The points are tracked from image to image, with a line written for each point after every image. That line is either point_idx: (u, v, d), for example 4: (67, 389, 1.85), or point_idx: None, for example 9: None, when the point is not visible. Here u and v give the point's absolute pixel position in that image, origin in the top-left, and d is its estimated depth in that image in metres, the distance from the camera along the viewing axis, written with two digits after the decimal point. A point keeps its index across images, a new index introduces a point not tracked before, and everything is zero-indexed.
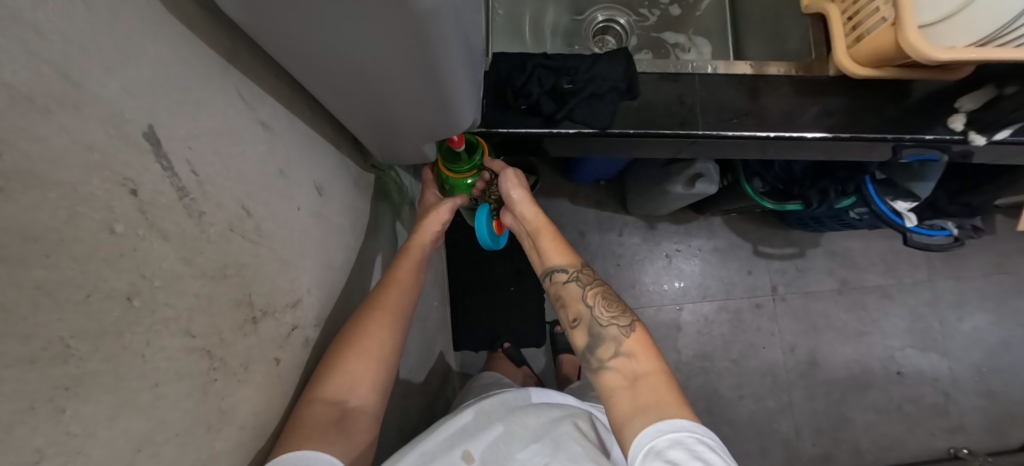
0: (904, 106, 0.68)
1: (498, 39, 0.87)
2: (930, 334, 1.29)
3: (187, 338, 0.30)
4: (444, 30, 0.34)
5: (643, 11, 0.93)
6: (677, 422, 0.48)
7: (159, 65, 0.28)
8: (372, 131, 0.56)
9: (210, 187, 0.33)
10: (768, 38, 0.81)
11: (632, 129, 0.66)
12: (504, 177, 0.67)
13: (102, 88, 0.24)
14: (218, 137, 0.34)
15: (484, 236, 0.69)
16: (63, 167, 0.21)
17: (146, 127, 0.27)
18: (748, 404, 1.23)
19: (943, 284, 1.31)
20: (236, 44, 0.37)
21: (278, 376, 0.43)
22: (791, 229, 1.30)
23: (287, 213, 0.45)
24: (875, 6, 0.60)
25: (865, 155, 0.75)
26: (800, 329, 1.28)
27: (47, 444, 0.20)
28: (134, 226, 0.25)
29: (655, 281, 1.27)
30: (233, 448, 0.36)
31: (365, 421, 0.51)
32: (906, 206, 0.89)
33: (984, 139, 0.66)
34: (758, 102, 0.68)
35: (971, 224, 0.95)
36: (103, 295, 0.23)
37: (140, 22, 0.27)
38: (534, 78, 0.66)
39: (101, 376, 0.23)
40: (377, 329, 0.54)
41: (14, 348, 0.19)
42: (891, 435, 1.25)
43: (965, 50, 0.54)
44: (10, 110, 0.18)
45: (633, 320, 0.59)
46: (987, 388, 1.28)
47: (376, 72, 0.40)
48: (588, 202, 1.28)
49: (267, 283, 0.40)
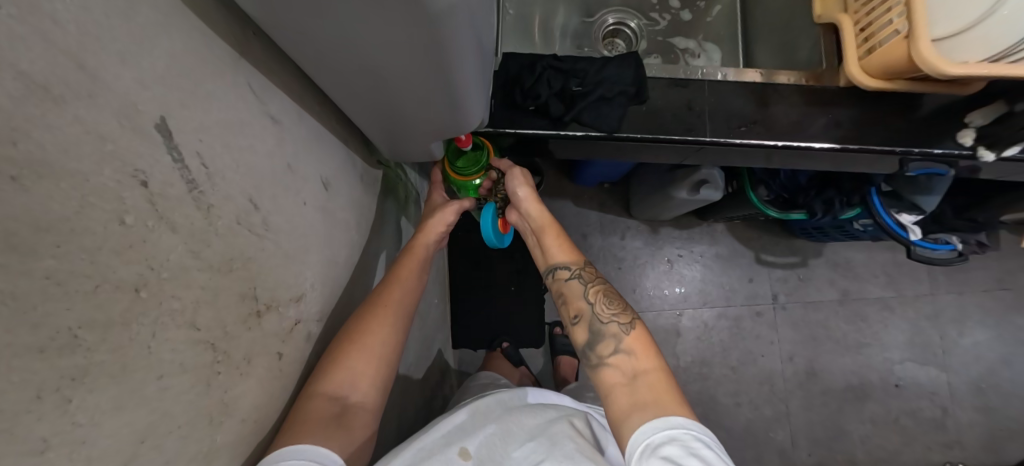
0: (914, 118, 0.68)
1: (509, 38, 0.87)
2: (930, 348, 1.29)
3: (192, 330, 0.30)
4: (458, 30, 0.34)
5: (654, 15, 0.93)
6: (673, 420, 0.48)
7: (172, 56, 0.28)
8: (380, 129, 0.56)
9: (219, 180, 0.33)
10: (776, 46, 0.81)
11: (640, 134, 0.66)
12: (511, 174, 0.69)
13: (117, 80, 0.24)
14: (229, 130, 0.34)
15: (488, 235, 0.70)
16: (75, 157, 0.21)
17: (158, 118, 0.27)
18: (744, 412, 1.23)
19: (943, 298, 1.31)
20: (250, 39, 0.37)
21: (280, 370, 0.43)
22: (793, 237, 1.30)
23: (293, 207, 0.45)
24: (887, 18, 0.59)
25: (873, 167, 0.75)
26: (800, 338, 1.28)
27: (52, 434, 0.20)
28: (144, 218, 0.25)
29: (655, 285, 1.27)
30: (234, 441, 0.36)
31: (365, 415, 0.51)
32: (911, 219, 0.87)
33: (993, 156, 0.65)
34: (768, 110, 0.68)
35: (976, 240, 0.93)
36: (112, 286, 0.23)
37: (156, 14, 0.27)
38: (544, 80, 0.66)
39: (108, 366, 0.23)
40: (379, 324, 0.55)
41: (23, 336, 0.19)
42: (887, 448, 1.25)
43: (977, 65, 0.54)
44: (26, 99, 0.18)
45: (633, 317, 0.59)
46: (985, 403, 1.27)
47: (389, 72, 0.41)
48: (591, 204, 1.28)
49: (269, 278, 0.40)
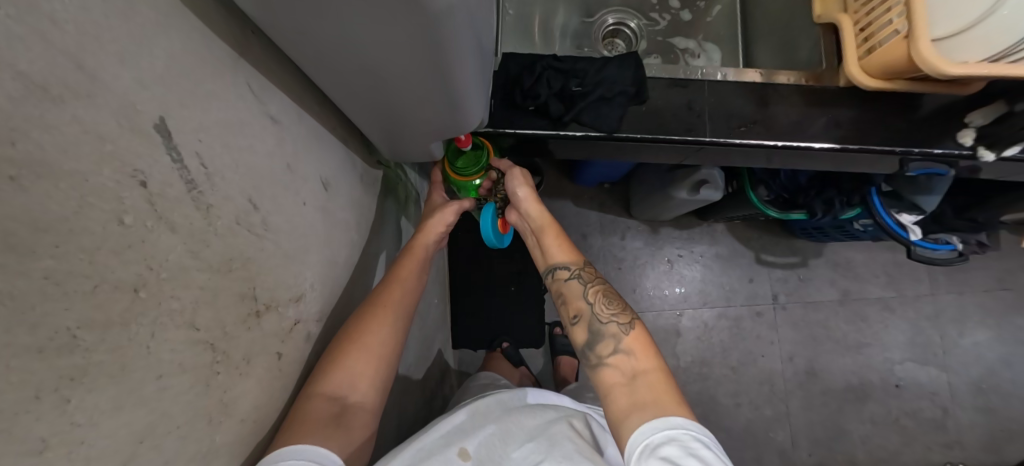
0: (914, 118, 0.68)
1: (509, 38, 0.87)
2: (930, 348, 1.29)
3: (192, 330, 0.30)
4: (458, 30, 0.34)
5: (653, 15, 0.93)
6: (673, 420, 0.47)
7: (171, 55, 0.28)
8: (380, 129, 0.56)
9: (218, 180, 0.33)
10: (776, 46, 0.81)
11: (639, 134, 0.66)
12: (511, 174, 0.69)
13: (116, 80, 0.24)
14: (228, 130, 0.34)
15: (488, 235, 0.70)
16: (74, 157, 0.21)
17: (157, 118, 0.27)
18: (744, 412, 1.23)
19: (944, 298, 1.31)
20: (250, 39, 0.37)
21: (279, 370, 0.43)
22: (794, 238, 1.30)
23: (293, 207, 0.45)
24: (887, 18, 0.59)
25: (873, 167, 0.75)
26: (800, 338, 1.28)
27: (51, 434, 0.20)
28: (143, 218, 0.25)
29: (655, 285, 1.27)
30: (233, 441, 0.36)
31: (364, 415, 0.51)
32: (912, 219, 0.87)
33: (992, 156, 0.65)
34: (768, 110, 0.68)
35: (976, 240, 0.93)
36: (111, 286, 0.23)
37: (155, 14, 0.27)
38: (543, 80, 0.66)
39: (106, 366, 0.23)
40: (379, 324, 0.55)
41: (21, 336, 0.19)
42: (888, 448, 1.25)
43: (977, 65, 0.54)
44: (25, 99, 0.18)
45: (633, 317, 0.59)
46: (986, 404, 1.27)
47: (388, 73, 0.41)
48: (591, 205, 1.28)
49: (269, 278, 0.40)
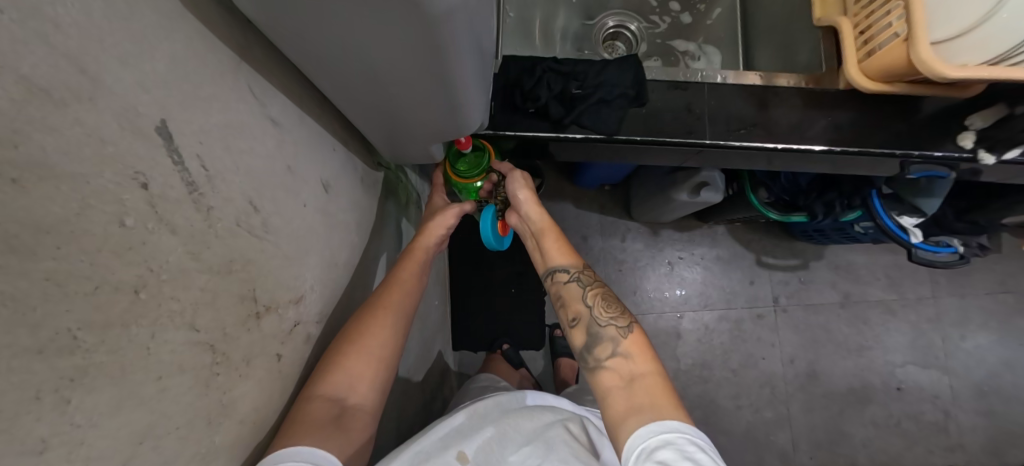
0: (915, 120, 0.68)
1: (509, 41, 0.88)
2: (931, 352, 1.29)
3: (192, 331, 0.30)
4: (458, 32, 0.34)
5: (654, 18, 0.94)
6: (670, 424, 0.48)
7: (174, 58, 0.28)
8: (380, 132, 0.56)
9: (219, 181, 0.33)
10: (776, 48, 0.81)
11: (639, 137, 0.66)
12: (512, 178, 0.69)
13: (117, 82, 0.24)
14: (229, 132, 0.34)
15: (488, 237, 0.70)
16: (76, 159, 0.21)
17: (158, 121, 0.27)
18: (745, 415, 1.23)
19: (946, 301, 1.31)
20: (250, 42, 0.38)
21: (279, 372, 0.43)
22: (795, 240, 1.30)
23: (294, 210, 0.45)
24: (886, 21, 0.59)
25: (873, 169, 0.75)
26: (800, 341, 1.28)
27: (52, 434, 0.21)
28: (144, 219, 0.26)
29: (656, 287, 1.27)
30: (232, 442, 0.36)
31: (364, 417, 0.51)
32: (911, 222, 0.85)
33: (992, 159, 0.65)
34: (768, 113, 0.68)
35: (977, 243, 0.94)
36: (112, 288, 0.23)
37: (157, 16, 0.27)
38: (543, 82, 0.66)
39: (107, 367, 0.24)
40: (379, 326, 0.55)
41: (23, 337, 0.19)
42: (889, 451, 1.24)
43: (976, 68, 0.54)
44: (28, 102, 0.19)
45: (632, 320, 0.59)
46: (988, 407, 1.27)
47: (388, 75, 0.41)
48: (592, 207, 1.28)
49: (268, 280, 0.40)
